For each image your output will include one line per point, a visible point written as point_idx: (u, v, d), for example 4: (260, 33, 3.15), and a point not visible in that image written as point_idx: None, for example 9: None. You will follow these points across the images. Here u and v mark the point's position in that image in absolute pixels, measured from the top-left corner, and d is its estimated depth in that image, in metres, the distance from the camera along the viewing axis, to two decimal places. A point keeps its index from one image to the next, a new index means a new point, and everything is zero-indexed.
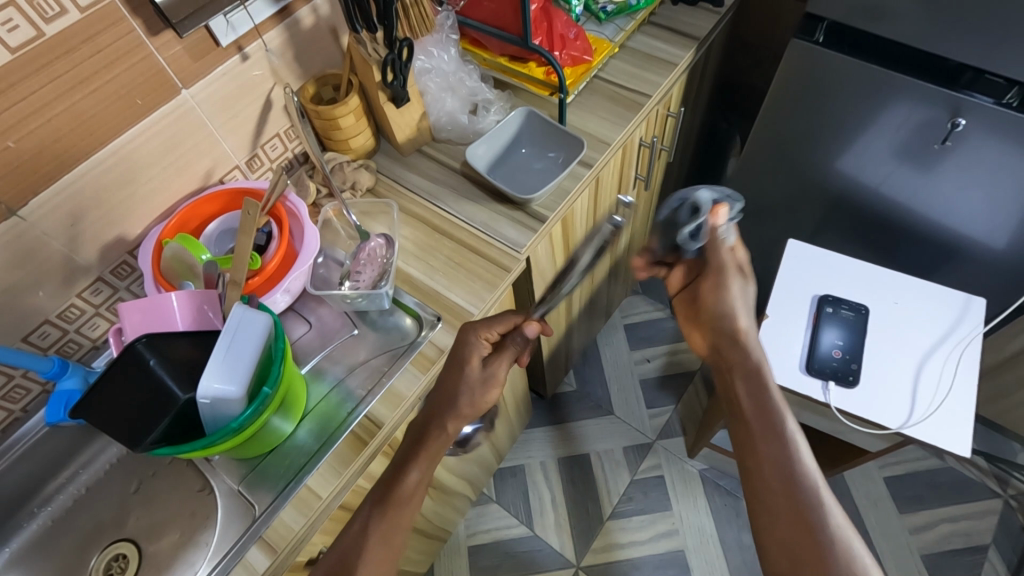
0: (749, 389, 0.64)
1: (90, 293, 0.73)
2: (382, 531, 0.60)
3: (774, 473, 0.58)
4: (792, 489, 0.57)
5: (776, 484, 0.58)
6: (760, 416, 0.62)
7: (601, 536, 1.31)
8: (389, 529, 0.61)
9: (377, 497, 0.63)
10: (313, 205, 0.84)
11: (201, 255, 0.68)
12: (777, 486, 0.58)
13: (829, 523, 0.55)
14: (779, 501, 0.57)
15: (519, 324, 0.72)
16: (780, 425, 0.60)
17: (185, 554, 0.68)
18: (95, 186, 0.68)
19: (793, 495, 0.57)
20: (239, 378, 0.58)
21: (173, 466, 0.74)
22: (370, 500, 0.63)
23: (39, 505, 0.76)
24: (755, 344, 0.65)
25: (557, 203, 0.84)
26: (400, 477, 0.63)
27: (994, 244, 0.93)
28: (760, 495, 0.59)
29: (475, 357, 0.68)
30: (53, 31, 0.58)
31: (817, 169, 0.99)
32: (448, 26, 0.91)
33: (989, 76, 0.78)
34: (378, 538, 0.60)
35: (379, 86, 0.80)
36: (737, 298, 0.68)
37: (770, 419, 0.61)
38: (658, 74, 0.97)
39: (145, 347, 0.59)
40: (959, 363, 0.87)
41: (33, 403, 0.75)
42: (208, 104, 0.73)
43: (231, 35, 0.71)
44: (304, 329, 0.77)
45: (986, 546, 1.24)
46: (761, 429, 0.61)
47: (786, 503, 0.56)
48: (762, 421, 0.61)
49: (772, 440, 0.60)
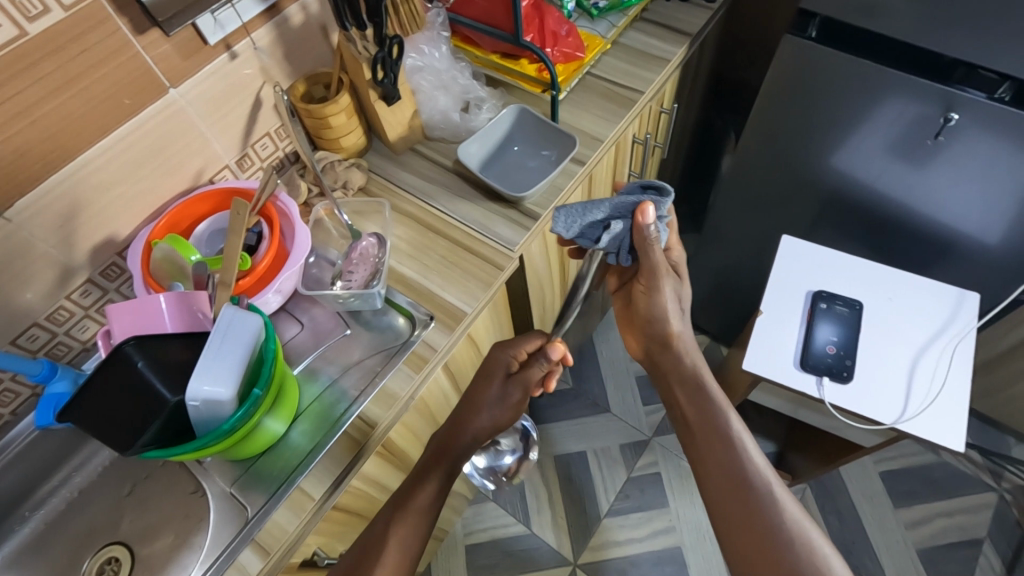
0: (689, 386, 0.75)
1: (80, 294, 0.73)
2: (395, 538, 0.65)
3: (728, 476, 0.67)
4: (745, 487, 0.65)
5: (729, 488, 0.66)
6: (709, 428, 0.71)
7: (598, 534, 1.31)
8: (403, 536, 0.66)
9: (396, 502, 0.69)
10: (305, 204, 0.84)
11: (190, 255, 0.68)
12: (731, 487, 0.66)
13: (781, 522, 0.62)
14: (733, 504, 0.65)
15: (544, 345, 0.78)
16: (726, 439, 0.69)
17: (178, 556, 0.67)
18: (83, 187, 0.67)
19: (742, 492, 0.65)
20: (229, 380, 0.58)
21: (166, 468, 0.74)
22: (391, 505, 0.69)
23: (32, 509, 0.75)
24: (684, 350, 0.76)
25: (550, 201, 0.84)
26: (415, 491, 0.69)
27: (988, 239, 0.93)
28: (718, 498, 0.66)
29: (499, 373, 0.78)
30: (37, 30, 0.57)
31: (810, 165, 0.99)
32: (439, 23, 0.90)
33: (982, 72, 0.79)
34: (395, 541, 0.65)
35: (370, 84, 0.79)
36: (670, 298, 0.75)
37: (713, 420, 0.71)
38: (651, 71, 0.97)
39: (135, 348, 0.59)
40: (953, 358, 0.87)
41: (23, 406, 0.74)
42: (197, 103, 0.73)
43: (219, 33, 0.71)
44: (297, 329, 0.77)
45: (981, 540, 1.24)
46: (705, 431, 0.71)
47: (742, 508, 0.64)
48: (714, 430, 0.70)
49: (723, 446, 0.69)
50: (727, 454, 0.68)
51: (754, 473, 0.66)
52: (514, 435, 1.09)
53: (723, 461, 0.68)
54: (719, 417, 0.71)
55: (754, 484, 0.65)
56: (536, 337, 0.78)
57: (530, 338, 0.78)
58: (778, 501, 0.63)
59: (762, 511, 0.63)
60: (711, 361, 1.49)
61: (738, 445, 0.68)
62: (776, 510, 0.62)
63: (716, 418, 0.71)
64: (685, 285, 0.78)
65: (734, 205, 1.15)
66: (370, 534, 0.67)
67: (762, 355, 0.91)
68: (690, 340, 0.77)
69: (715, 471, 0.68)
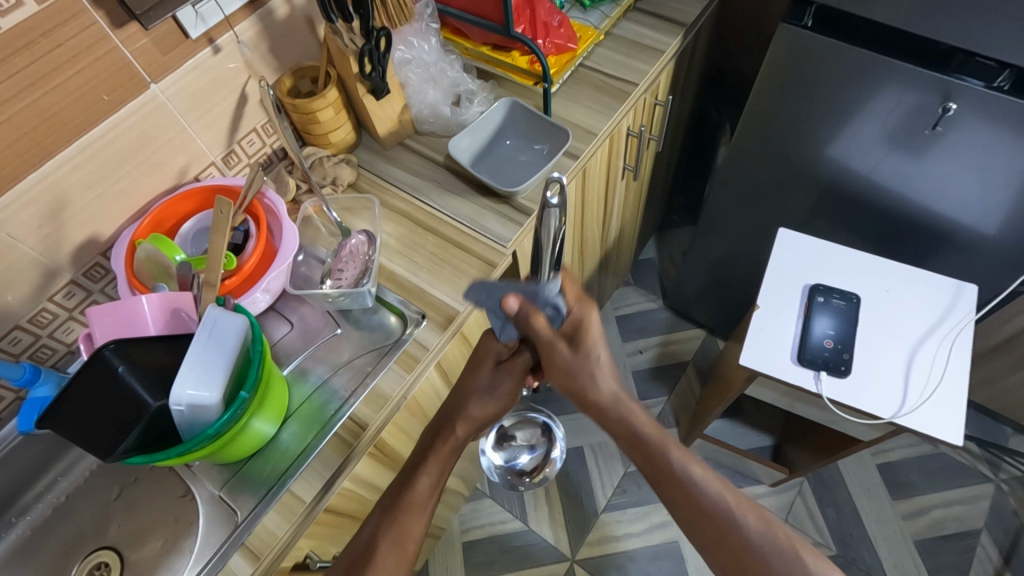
0: (626, 430, 0.65)
1: (63, 296, 0.71)
2: (392, 535, 0.63)
3: (702, 509, 0.62)
4: (720, 516, 0.61)
5: (700, 522, 0.62)
6: (663, 469, 0.63)
7: (596, 529, 1.30)
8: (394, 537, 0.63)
9: (387, 504, 0.66)
10: (293, 201, 0.82)
11: (175, 255, 0.67)
12: (705, 523, 0.61)
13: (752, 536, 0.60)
14: (707, 537, 0.61)
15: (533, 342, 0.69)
16: (685, 469, 0.63)
17: (167, 562, 0.66)
18: (63, 186, 0.65)
19: (716, 525, 0.61)
20: (215, 384, 0.57)
21: (154, 473, 0.73)
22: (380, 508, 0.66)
23: (18, 515, 0.74)
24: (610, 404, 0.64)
25: (543, 195, 0.83)
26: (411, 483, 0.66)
27: (986, 229, 0.92)
28: (701, 529, 0.62)
29: (489, 359, 0.71)
30: (9, 24, 0.55)
31: (807, 156, 0.98)
32: (428, 15, 0.88)
33: (980, 59, 0.77)
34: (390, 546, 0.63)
35: (358, 78, 0.77)
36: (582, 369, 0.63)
37: (660, 463, 0.63)
38: (645, 62, 0.95)
39: (113, 353, 0.57)
40: (951, 349, 0.86)
41: (9, 410, 0.73)
42: (179, 99, 0.71)
43: (201, 26, 0.69)
44: (286, 329, 0.76)
45: (979, 531, 1.24)
46: (660, 473, 0.63)
47: (710, 532, 0.61)
48: (667, 471, 0.63)
49: (685, 481, 0.63)
50: (693, 492, 0.62)
51: (721, 499, 0.62)
52: (532, 431, 1.11)
53: (690, 494, 0.62)
54: (661, 456, 0.63)
55: (728, 518, 0.61)
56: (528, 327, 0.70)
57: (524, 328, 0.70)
58: (746, 515, 0.61)
59: (741, 537, 0.60)
60: (708, 355, 1.49)
61: (697, 472, 0.63)
62: (753, 528, 0.61)
63: (670, 453, 0.63)
64: (598, 347, 0.63)
65: (730, 198, 1.14)
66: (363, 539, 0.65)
67: (758, 350, 0.90)
68: (612, 382, 0.64)
69: (678, 501, 0.63)
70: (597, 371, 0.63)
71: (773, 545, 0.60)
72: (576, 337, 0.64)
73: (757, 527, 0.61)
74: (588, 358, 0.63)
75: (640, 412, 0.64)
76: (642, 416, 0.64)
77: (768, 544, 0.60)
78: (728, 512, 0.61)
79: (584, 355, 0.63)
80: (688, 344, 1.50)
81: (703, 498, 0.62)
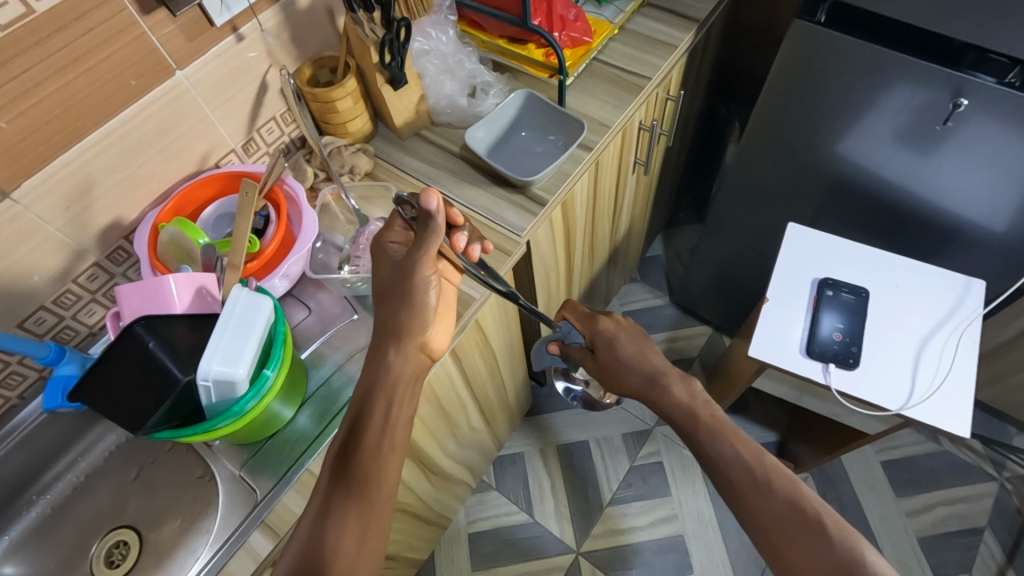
0: (670, 407, 0.68)
1: (87, 278, 0.72)
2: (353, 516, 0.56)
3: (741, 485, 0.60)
4: (749, 490, 0.60)
5: (741, 499, 0.60)
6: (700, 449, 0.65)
7: (601, 522, 1.31)
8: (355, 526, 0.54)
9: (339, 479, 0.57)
10: (312, 189, 0.84)
11: (199, 239, 0.68)
12: (746, 501, 0.60)
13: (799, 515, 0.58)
14: (749, 514, 0.60)
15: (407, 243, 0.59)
16: (728, 448, 0.63)
17: (186, 541, 0.67)
18: (89, 169, 0.66)
19: (755, 501, 0.59)
20: (243, 362, 0.58)
21: (173, 453, 0.74)
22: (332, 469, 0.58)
23: (38, 493, 0.75)
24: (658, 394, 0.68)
25: (558, 186, 0.84)
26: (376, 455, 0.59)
27: (995, 226, 0.93)
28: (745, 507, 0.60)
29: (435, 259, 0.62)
30: (44, 8, 0.56)
31: (817, 152, 0.98)
32: (448, 7, 0.89)
33: (992, 56, 0.78)
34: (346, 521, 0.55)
35: (377, 68, 0.79)
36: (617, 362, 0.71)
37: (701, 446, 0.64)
38: (658, 57, 0.96)
39: (144, 330, 0.59)
40: (960, 343, 0.87)
41: (31, 390, 0.74)
42: (203, 85, 0.72)
43: (225, 15, 0.70)
44: (304, 314, 0.77)
45: (982, 528, 1.25)
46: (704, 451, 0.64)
47: (750, 511, 0.59)
48: (710, 449, 0.64)
49: (725, 459, 0.63)
50: (729, 467, 0.62)
51: (758, 472, 0.61)
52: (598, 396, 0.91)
53: (726, 469, 0.62)
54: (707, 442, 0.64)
55: (766, 492, 0.59)
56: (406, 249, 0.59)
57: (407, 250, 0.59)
58: (776, 488, 0.59)
59: (772, 510, 0.58)
60: (714, 351, 1.49)
61: (740, 450, 0.62)
62: (782, 499, 0.58)
63: (705, 426, 0.65)
64: (624, 345, 0.72)
65: (740, 195, 1.14)
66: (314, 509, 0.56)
67: (768, 343, 0.91)
68: (644, 369, 0.70)
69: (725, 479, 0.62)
70: (633, 356, 0.71)
71: (801, 516, 0.57)
72: (599, 346, 0.74)
73: (786, 495, 0.59)
74: (615, 355, 0.72)
75: (680, 392, 0.68)
76: (684, 396, 0.67)
77: (798, 517, 0.57)
78: (758, 484, 0.60)
79: (618, 353, 0.72)
80: (695, 340, 1.51)
81: (736, 472, 0.61)
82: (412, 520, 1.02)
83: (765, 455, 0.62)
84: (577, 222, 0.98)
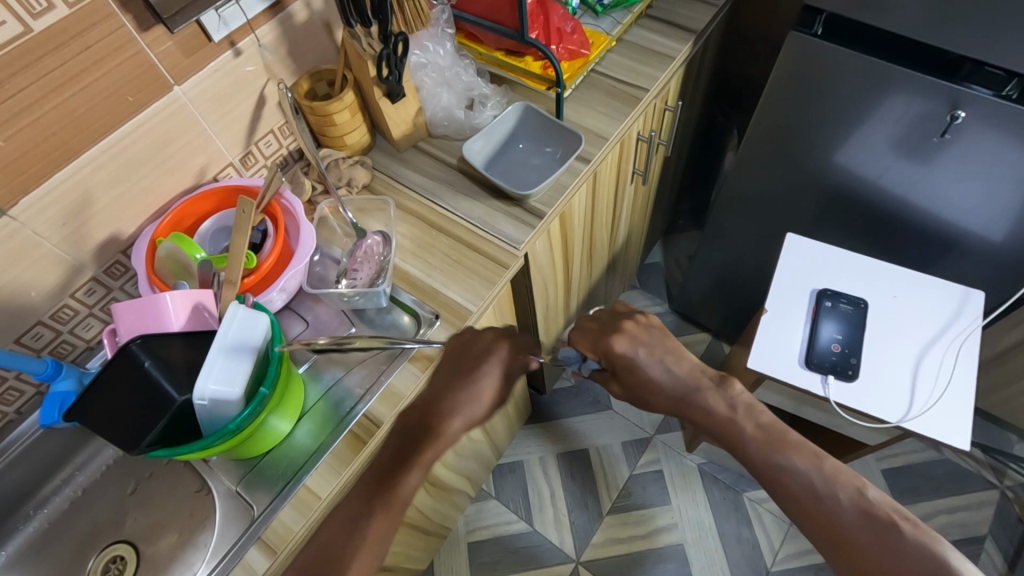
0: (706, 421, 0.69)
1: (84, 293, 0.73)
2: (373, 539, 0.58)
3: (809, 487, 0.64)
4: (806, 493, 0.64)
5: (816, 523, 0.63)
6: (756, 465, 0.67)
7: (602, 531, 1.31)
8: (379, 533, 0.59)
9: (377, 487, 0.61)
10: (309, 202, 0.83)
11: (196, 255, 0.68)
12: (818, 505, 0.63)
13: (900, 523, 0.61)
14: (824, 536, 0.62)
15: (482, 345, 0.70)
16: (783, 458, 0.66)
17: (184, 555, 0.67)
18: (87, 185, 0.67)
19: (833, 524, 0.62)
20: (238, 380, 0.59)
21: (170, 467, 0.74)
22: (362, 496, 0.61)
23: (35, 508, 0.75)
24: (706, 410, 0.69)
25: (555, 198, 0.84)
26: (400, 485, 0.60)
27: (993, 236, 0.93)
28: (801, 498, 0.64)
29: (490, 373, 0.68)
30: (41, 27, 0.57)
31: (817, 162, 0.98)
32: (444, 20, 0.89)
33: (988, 68, 0.78)
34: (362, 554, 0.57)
35: (374, 82, 0.79)
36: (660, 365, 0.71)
37: (773, 456, 0.66)
38: (656, 68, 0.96)
39: (140, 348, 0.59)
40: (958, 354, 0.87)
41: (27, 405, 0.74)
42: (200, 101, 0.72)
43: (223, 30, 0.70)
44: (302, 327, 0.77)
45: (983, 537, 1.24)
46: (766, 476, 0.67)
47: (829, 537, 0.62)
48: (762, 458, 0.67)
49: (788, 468, 0.65)
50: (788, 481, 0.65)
51: (813, 472, 0.65)
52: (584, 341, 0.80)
53: (807, 487, 0.64)
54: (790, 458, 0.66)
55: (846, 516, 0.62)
56: (472, 338, 0.70)
57: (470, 341, 0.70)
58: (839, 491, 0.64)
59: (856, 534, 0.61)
60: (714, 359, 1.49)
61: (795, 458, 0.66)
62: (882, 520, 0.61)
63: (753, 440, 0.67)
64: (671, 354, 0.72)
65: (741, 205, 1.14)
66: (345, 521, 0.59)
67: (766, 353, 0.91)
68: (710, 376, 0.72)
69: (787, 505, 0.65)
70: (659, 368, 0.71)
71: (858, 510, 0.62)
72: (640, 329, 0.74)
73: (854, 509, 0.62)
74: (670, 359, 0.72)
75: (718, 404, 0.69)
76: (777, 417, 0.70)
77: (874, 529, 0.61)
78: (821, 496, 0.63)
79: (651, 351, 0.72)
80: (695, 347, 1.51)
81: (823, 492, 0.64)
82: (410, 531, 1.01)
83: (822, 459, 0.66)
84: (575, 233, 0.98)
